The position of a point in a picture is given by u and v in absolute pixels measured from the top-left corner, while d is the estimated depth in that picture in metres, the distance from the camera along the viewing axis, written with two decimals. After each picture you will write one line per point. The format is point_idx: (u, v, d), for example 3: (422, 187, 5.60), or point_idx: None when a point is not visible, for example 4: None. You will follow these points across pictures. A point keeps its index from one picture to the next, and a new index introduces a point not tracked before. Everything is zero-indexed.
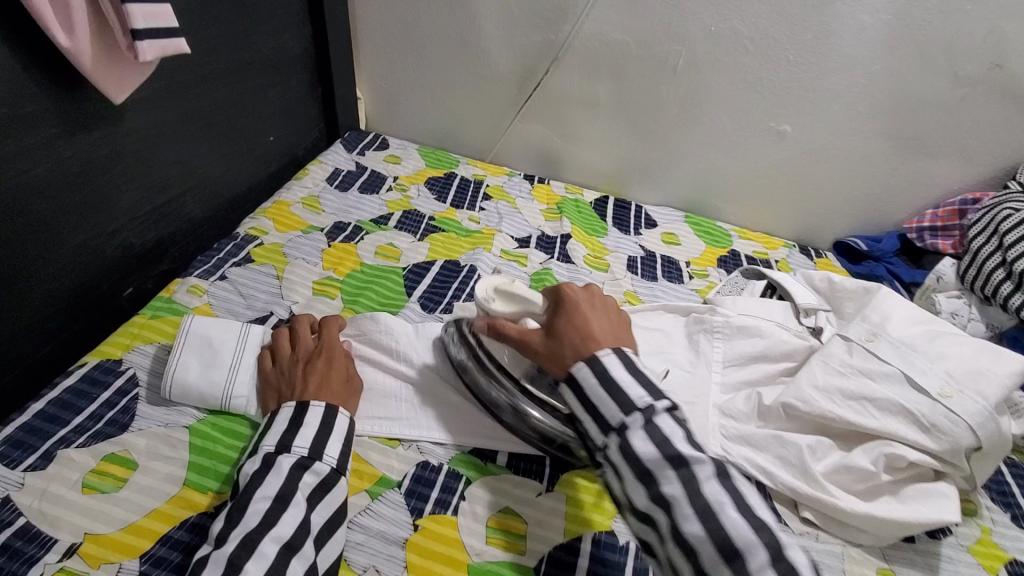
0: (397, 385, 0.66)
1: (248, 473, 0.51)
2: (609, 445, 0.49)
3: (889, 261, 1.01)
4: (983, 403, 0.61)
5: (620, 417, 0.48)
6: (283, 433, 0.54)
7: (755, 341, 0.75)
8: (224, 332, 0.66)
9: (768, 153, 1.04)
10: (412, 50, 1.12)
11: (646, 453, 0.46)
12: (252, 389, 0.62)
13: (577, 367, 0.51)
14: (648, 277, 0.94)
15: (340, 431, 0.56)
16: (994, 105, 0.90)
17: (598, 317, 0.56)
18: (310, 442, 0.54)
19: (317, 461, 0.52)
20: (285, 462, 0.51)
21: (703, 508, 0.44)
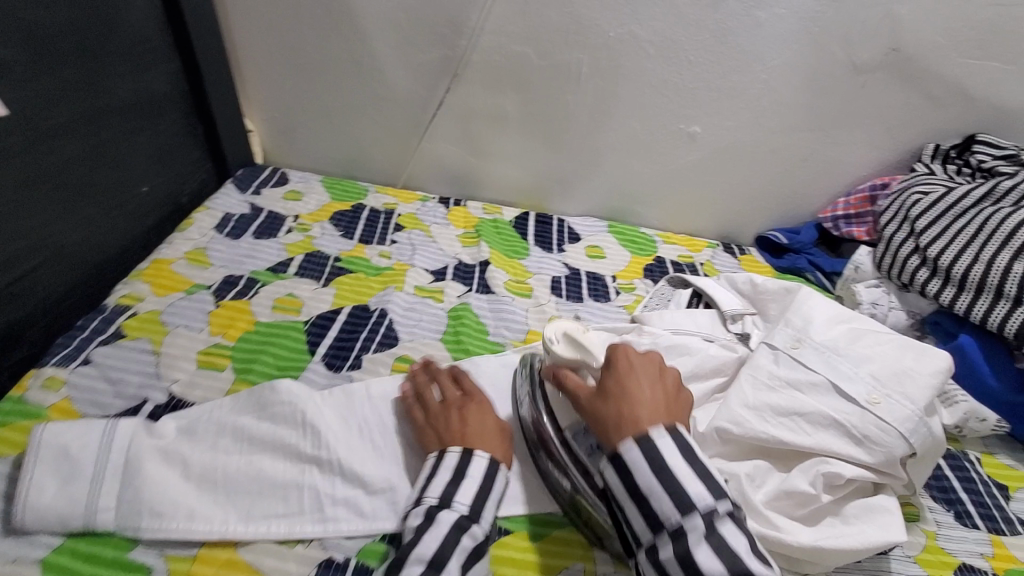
0: (296, 472, 0.59)
1: (414, 527, 0.53)
2: (607, 481, 0.53)
3: (810, 253, 1.02)
4: (910, 408, 0.60)
5: (635, 437, 0.53)
6: (447, 485, 0.55)
7: (686, 360, 0.71)
8: (85, 436, 0.57)
9: (682, 155, 1.02)
10: (301, 76, 1.03)
11: (670, 459, 0.51)
12: (122, 502, 0.54)
13: (626, 449, 0.52)
14: (575, 298, 0.90)
15: (495, 492, 0.57)
16: (893, 91, 0.91)
17: (648, 391, 0.56)
18: (471, 499, 0.55)
19: (474, 524, 0.53)
20: (445, 520, 0.52)
21: (709, 512, 0.48)
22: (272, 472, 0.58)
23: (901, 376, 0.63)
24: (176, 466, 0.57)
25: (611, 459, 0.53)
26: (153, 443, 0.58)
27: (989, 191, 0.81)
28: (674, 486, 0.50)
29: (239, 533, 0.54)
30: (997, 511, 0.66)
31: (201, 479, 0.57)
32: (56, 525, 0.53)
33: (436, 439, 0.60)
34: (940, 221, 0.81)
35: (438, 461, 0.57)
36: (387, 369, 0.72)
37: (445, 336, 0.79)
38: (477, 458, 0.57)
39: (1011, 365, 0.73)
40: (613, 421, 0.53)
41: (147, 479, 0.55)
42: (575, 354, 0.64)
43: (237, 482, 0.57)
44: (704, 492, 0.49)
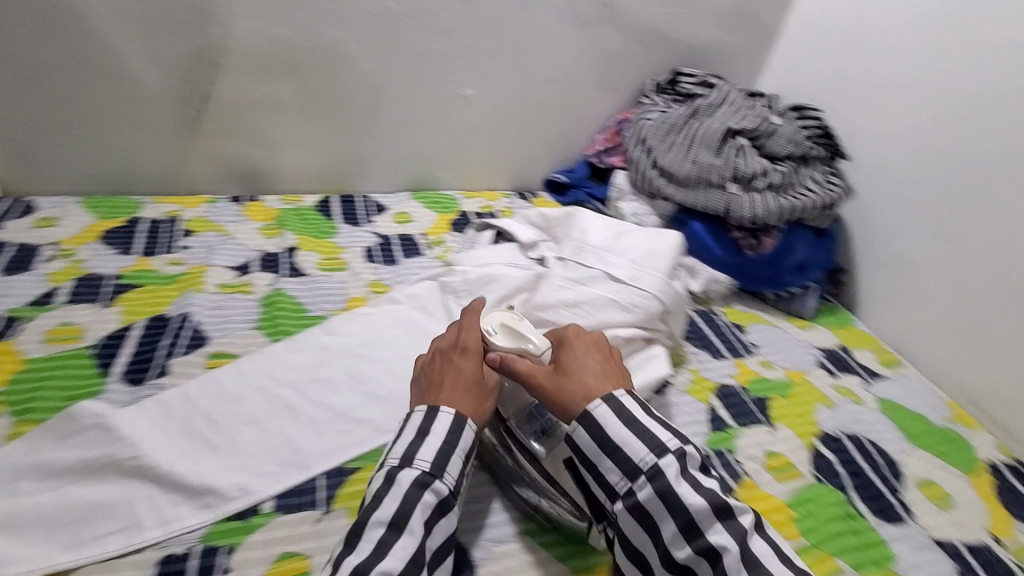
0: (127, 488, 0.55)
1: (374, 487, 0.52)
2: (637, 489, 0.52)
3: (586, 185, 1.19)
4: (659, 276, 0.78)
5: (653, 460, 0.52)
6: (410, 443, 0.55)
7: (492, 287, 0.84)
8: None
9: (462, 118, 1.11)
10: (20, 85, 0.88)
11: (697, 505, 0.50)
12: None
13: (595, 406, 0.55)
14: (388, 262, 0.93)
15: (462, 449, 0.56)
16: (613, 39, 1.09)
17: (590, 366, 0.59)
18: (434, 455, 0.54)
19: (436, 481, 0.53)
20: (405, 478, 0.52)
21: (753, 561, 0.48)
22: (95, 496, 0.54)
23: (651, 255, 0.81)
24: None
25: (627, 468, 0.53)
26: None
27: (692, 108, 1.02)
28: (701, 538, 0.49)
29: (67, 562, 0.50)
30: (738, 343, 0.87)
31: (6, 527, 0.51)
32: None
33: (419, 393, 0.60)
34: (664, 138, 1.01)
35: (408, 422, 0.57)
36: (200, 368, 0.69)
37: (260, 324, 0.77)
38: (441, 412, 0.56)
39: (729, 237, 0.95)
40: (601, 428, 0.54)
41: None
42: (512, 343, 0.65)
43: (51, 517, 0.52)
44: (742, 546, 0.49)
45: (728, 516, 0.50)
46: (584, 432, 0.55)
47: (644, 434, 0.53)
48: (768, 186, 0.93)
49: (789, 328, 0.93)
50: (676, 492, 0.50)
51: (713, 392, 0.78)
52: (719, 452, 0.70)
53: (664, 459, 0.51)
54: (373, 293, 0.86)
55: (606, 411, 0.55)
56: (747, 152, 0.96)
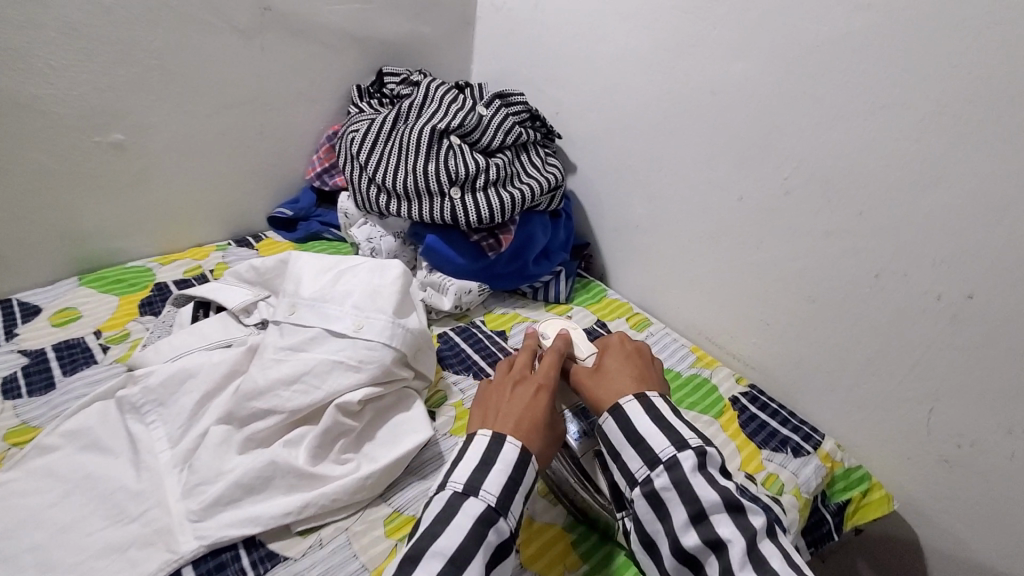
0: None
1: (435, 507, 0.51)
2: (655, 476, 0.53)
3: (317, 215, 1.05)
4: (386, 316, 0.68)
5: (672, 451, 0.53)
6: (472, 471, 0.52)
7: (189, 386, 0.66)
8: None
9: (121, 170, 0.87)
10: None
11: (709, 498, 0.50)
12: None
13: (627, 402, 0.57)
14: (43, 388, 0.69)
15: (524, 486, 0.53)
16: (293, 46, 0.94)
17: (618, 374, 0.62)
18: (499, 491, 0.51)
19: (501, 517, 0.50)
20: (470, 507, 0.50)
21: (760, 558, 0.48)
22: None
23: (374, 294, 0.70)
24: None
25: (643, 454, 0.54)
26: None
27: (398, 113, 0.93)
28: (706, 528, 0.50)
29: None
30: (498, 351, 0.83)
31: None
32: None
33: (480, 420, 0.59)
34: (374, 151, 0.90)
35: (467, 447, 0.55)
36: None
37: None
38: (508, 442, 0.54)
39: (468, 243, 0.89)
40: (628, 420, 0.56)
41: None
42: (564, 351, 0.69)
43: None
44: (748, 543, 0.49)
45: (738, 514, 0.50)
46: (614, 424, 0.57)
47: (666, 429, 0.55)
48: (489, 183, 0.88)
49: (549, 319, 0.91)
50: (687, 486, 0.51)
51: None
52: None
53: (686, 450, 0.53)
54: (16, 447, 0.62)
55: (637, 406, 0.57)
56: (460, 151, 0.90)
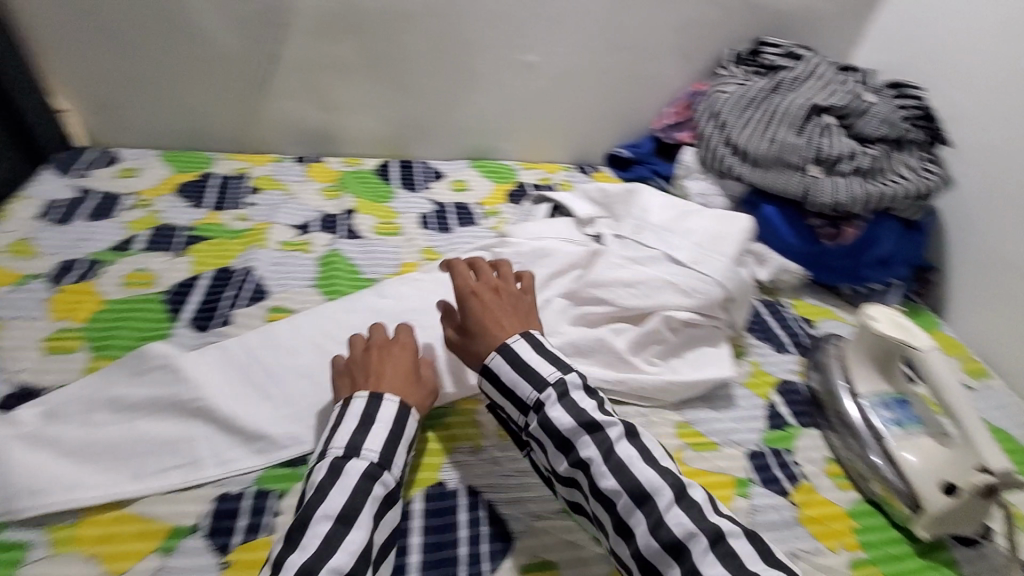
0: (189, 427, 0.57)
1: (316, 480, 0.49)
2: (530, 422, 0.54)
3: (651, 162, 1.13)
4: (724, 260, 0.73)
5: (536, 395, 0.54)
6: (355, 433, 0.52)
7: (545, 262, 0.82)
8: None
9: (525, 85, 1.07)
10: (108, 40, 0.93)
11: (567, 424, 0.52)
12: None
13: (493, 357, 0.57)
14: (441, 229, 0.93)
15: (408, 438, 0.54)
16: (693, 4, 1.02)
17: (501, 312, 0.61)
18: (383, 446, 0.52)
19: (385, 472, 0.51)
20: (354, 470, 0.49)
21: (618, 463, 0.50)
22: (160, 433, 0.56)
23: (716, 238, 0.76)
24: (46, 447, 0.54)
25: (517, 405, 0.55)
26: (10, 433, 0.54)
27: (775, 82, 0.95)
28: (575, 452, 0.51)
29: (130, 492, 0.53)
30: (801, 335, 0.83)
31: (79, 454, 0.54)
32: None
33: (349, 385, 0.58)
34: (740, 113, 0.94)
35: (346, 408, 0.53)
36: (261, 320, 0.72)
37: (318, 281, 0.79)
38: (384, 401, 0.54)
39: (804, 225, 0.89)
40: (496, 375, 0.56)
41: (13, 463, 0.52)
42: (894, 334, 0.65)
43: (120, 449, 0.55)
44: (607, 454, 0.50)
45: (597, 431, 0.51)
46: (489, 384, 0.57)
47: (529, 372, 0.55)
48: (854, 172, 0.86)
49: None
50: (547, 420, 0.53)
51: (774, 387, 0.75)
52: (776, 450, 0.68)
53: (546, 391, 0.53)
54: (427, 260, 0.86)
55: (501, 361, 0.56)
56: (833, 132, 0.89)
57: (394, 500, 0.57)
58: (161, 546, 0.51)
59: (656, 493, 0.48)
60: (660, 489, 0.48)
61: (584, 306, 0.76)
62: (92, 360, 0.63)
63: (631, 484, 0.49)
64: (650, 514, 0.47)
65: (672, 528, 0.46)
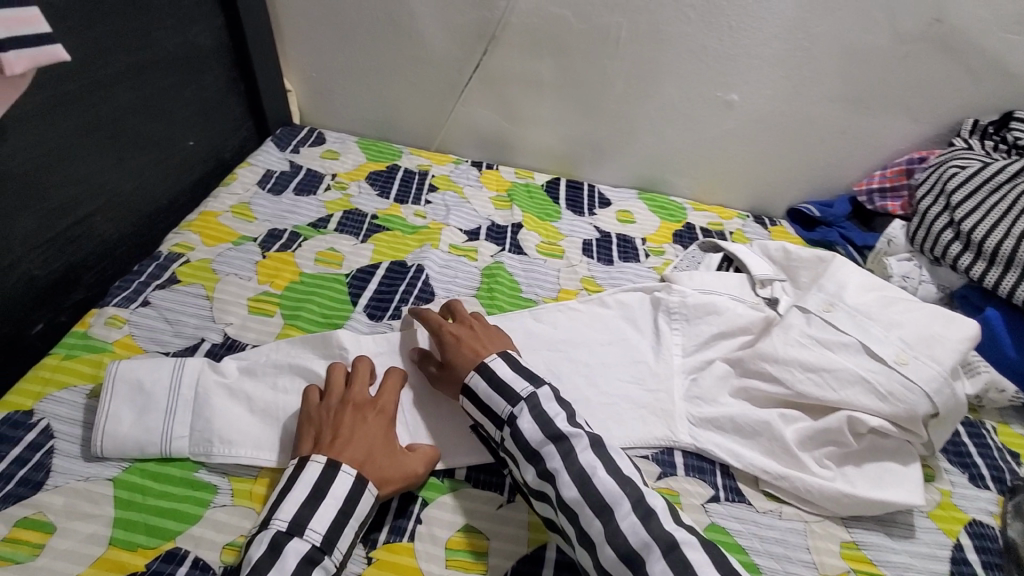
0: None
1: (254, 556, 0.47)
2: (504, 435, 0.56)
3: (842, 226, 1.01)
4: (937, 369, 0.62)
5: (509, 408, 0.56)
6: (301, 507, 0.49)
7: (712, 319, 0.76)
8: (155, 371, 0.60)
9: (717, 124, 1.01)
10: (340, 35, 1.04)
11: (535, 435, 0.53)
12: (194, 431, 0.58)
13: (470, 378, 0.59)
14: (605, 262, 0.91)
15: (359, 517, 0.51)
16: (939, 61, 0.89)
17: (474, 342, 0.63)
18: (328, 526, 0.49)
19: (326, 557, 0.48)
20: (293, 550, 0.47)
21: (579, 471, 0.50)
22: None
23: (929, 340, 0.65)
24: (242, 401, 0.60)
25: (491, 419, 0.57)
26: (216, 380, 0.61)
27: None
28: (541, 463, 0.52)
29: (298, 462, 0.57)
30: (1009, 474, 0.68)
31: (265, 414, 0.60)
32: (134, 450, 0.56)
33: (312, 441, 0.55)
34: (975, 197, 0.82)
35: (298, 472, 0.52)
36: None
37: (479, 293, 0.81)
38: (341, 473, 0.52)
39: None
40: (474, 394, 0.58)
41: (216, 411, 0.59)
42: None
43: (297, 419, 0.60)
44: (570, 463, 0.51)
45: (563, 441, 0.53)
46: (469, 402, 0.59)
47: (502, 387, 0.57)
48: None
49: None
50: (517, 431, 0.54)
51: (964, 527, 0.63)
52: None
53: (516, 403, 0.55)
54: (585, 291, 0.85)
55: (476, 378, 0.58)
56: None
57: (528, 543, 0.56)
58: None
59: (614, 503, 0.48)
60: (618, 500, 0.48)
61: (749, 378, 0.69)
62: (284, 328, 0.70)
63: (591, 494, 0.49)
64: (608, 524, 0.48)
65: (626, 536, 0.47)
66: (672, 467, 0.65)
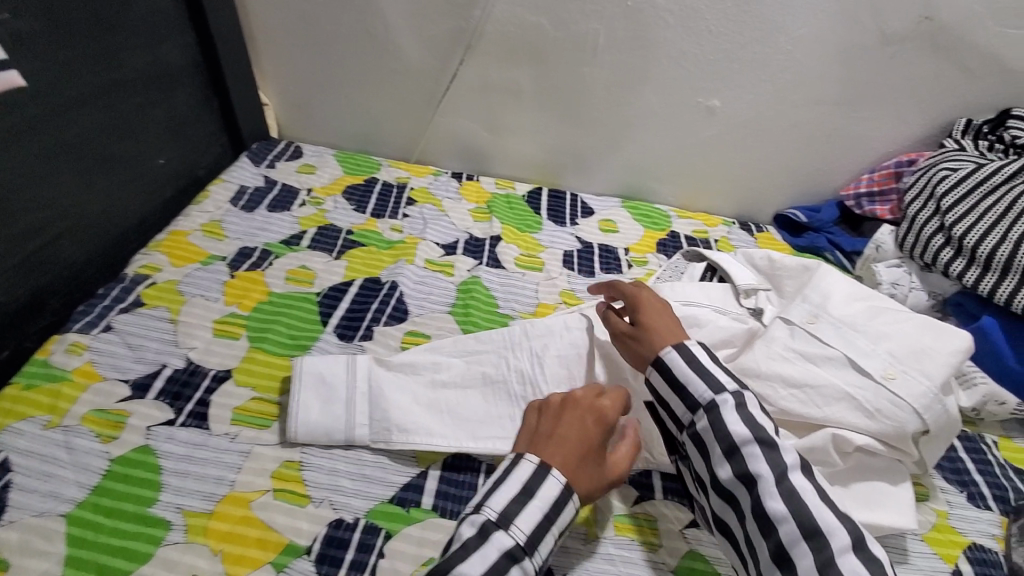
0: (338, 429, 0.60)
1: (461, 537, 0.45)
2: (696, 421, 0.53)
3: (830, 232, 0.99)
4: (926, 384, 0.60)
5: (711, 396, 0.53)
6: (509, 501, 0.47)
7: (693, 332, 0.73)
8: (334, 366, 0.64)
9: (700, 130, 0.99)
10: (314, 48, 1.02)
11: (739, 433, 0.50)
12: (373, 419, 0.61)
13: (667, 351, 0.55)
14: (586, 273, 0.89)
15: (561, 524, 0.48)
16: (925, 61, 0.87)
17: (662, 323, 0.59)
18: (531, 528, 0.46)
19: (526, 557, 0.45)
20: (496, 543, 0.45)
21: (789, 489, 0.47)
22: (313, 429, 0.59)
23: (918, 354, 0.62)
24: (408, 392, 0.63)
25: (683, 401, 0.54)
26: (387, 373, 0.64)
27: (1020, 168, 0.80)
28: (740, 463, 0.49)
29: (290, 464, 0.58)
30: (1012, 492, 0.66)
31: (429, 404, 0.63)
32: (323, 437, 0.60)
33: (526, 439, 0.53)
34: (966, 199, 0.80)
35: (512, 470, 0.49)
36: (396, 341, 0.73)
37: (454, 309, 0.79)
38: (551, 478, 0.48)
39: None
40: (668, 368, 0.55)
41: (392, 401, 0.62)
42: None
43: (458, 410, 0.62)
44: (778, 476, 0.48)
45: (771, 449, 0.49)
46: (659, 376, 0.56)
47: (705, 372, 0.54)
48: None
49: None
50: (720, 422, 0.51)
51: (963, 551, 0.60)
52: None
53: (722, 394, 0.52)
54: (565, 304, 0.83)
55: (675, 356, 0.55)
56: None
57: None
58: (274, 560, 0.51)
59: (830, 531, 0.45)
60: (834, 530, 0.45)
61: None
62: (250, 350, 0.68)
63: (802, 514, 0.46)
64: (819, 555, 0.44)
65: (842, 570, 0.43)
66: (650, 491, 0.61)
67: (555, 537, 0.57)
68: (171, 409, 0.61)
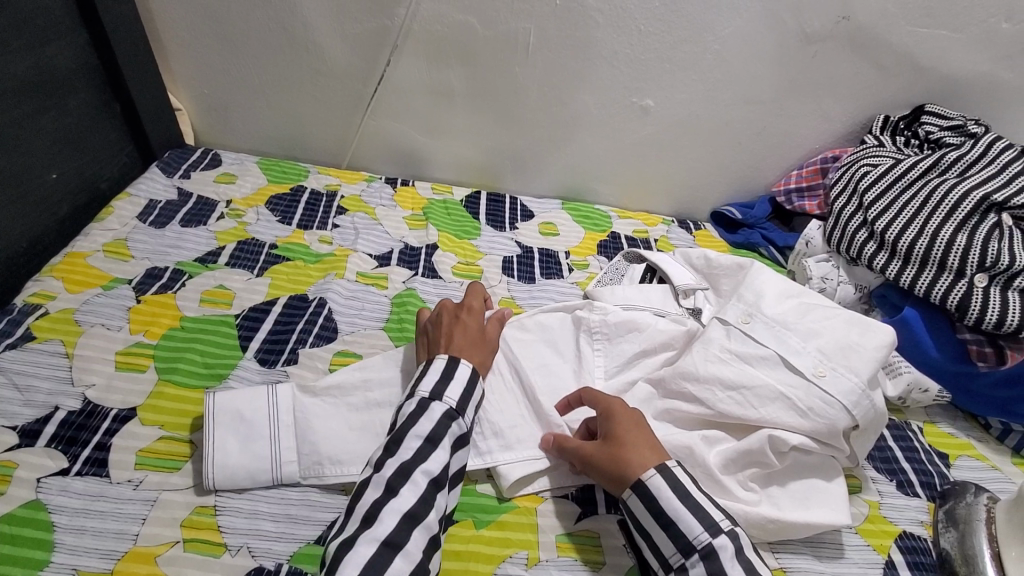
0: (265, 468, 0.55)
1: (405, 411, 0.52)
2: (689, 565, 0.48)
3: (763, 227, 1.01)
4: (854, 380, 0.61)
5: (708, 539, 0.48)
6: (437, 382, 0.54)
7: (633, 337, 0.72)
8: (253, 400, 0.59)
9: (635, 130, 0.99)
10: (227, 48, 0.95)
11: None
12: (302, 454, 0.57)
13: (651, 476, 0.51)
14: (526, 279, 0.87)
15: (478, 397, 0.56)
16: (845, 60, 0.90)
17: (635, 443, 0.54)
18: (460, 395, 0.54)
19: (461, 416, 0.53)
20: (437, 409, 0.52)
21: None
22: (240, 470, 0.55)
23: (845, 349, 0.64)
24: (336, 422, 0.59)
25: (677, 540, 0.49)
26: (310, 402, 0.60)
27: (934, 162, 0.84)
28: None
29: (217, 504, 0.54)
30: (937, 478, 0.68)
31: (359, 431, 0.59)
32: (247, 480, 0.55)
33: (427, 346, 0.61)
34: (886, 194, 0.83)
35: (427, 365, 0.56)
36: (325, 363, 0.68)
37: (388, 324, 0.75)
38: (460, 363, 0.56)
39: (952, 337, 0.75)
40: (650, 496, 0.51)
41: (315, 433, 0.58)
42: None
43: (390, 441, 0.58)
44: None
45: None
46: (639, 499, 0.51)
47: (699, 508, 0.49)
48: None
49: (1014, 475, 0.70)
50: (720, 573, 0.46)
51: (895, 541, 0.61)
52: None
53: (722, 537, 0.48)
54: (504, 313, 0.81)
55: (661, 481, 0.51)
56: (1009, 235, 0.75)
57: None
58: None
59: None
60: None
61: (672, 400, 0.66)
62: (159, 384, 0.62)
63: None
64: None
65: None
66: (593, 506, 0.60)
67: (497, 565, 0.54)
68: (65, 457, 0.55)
